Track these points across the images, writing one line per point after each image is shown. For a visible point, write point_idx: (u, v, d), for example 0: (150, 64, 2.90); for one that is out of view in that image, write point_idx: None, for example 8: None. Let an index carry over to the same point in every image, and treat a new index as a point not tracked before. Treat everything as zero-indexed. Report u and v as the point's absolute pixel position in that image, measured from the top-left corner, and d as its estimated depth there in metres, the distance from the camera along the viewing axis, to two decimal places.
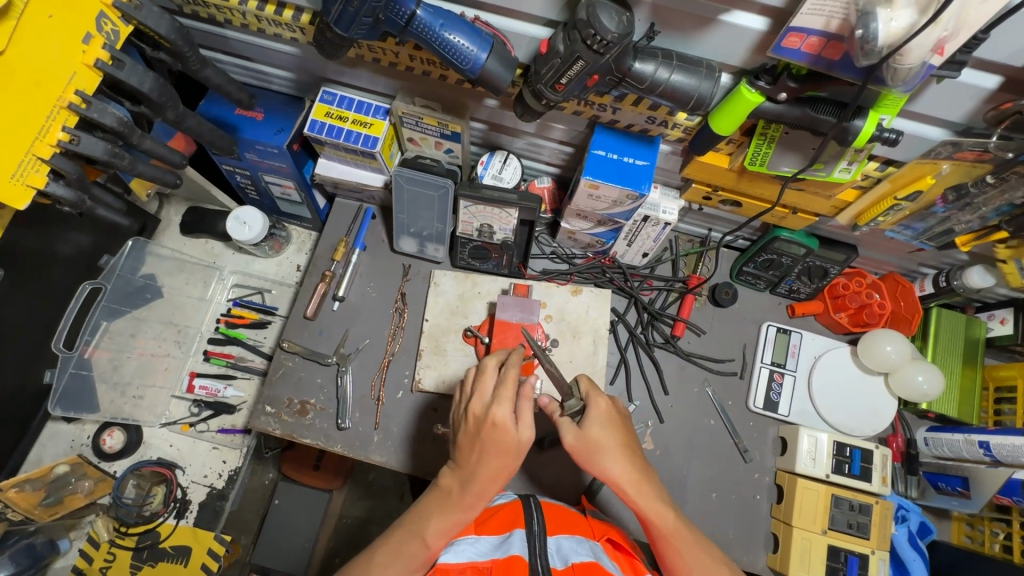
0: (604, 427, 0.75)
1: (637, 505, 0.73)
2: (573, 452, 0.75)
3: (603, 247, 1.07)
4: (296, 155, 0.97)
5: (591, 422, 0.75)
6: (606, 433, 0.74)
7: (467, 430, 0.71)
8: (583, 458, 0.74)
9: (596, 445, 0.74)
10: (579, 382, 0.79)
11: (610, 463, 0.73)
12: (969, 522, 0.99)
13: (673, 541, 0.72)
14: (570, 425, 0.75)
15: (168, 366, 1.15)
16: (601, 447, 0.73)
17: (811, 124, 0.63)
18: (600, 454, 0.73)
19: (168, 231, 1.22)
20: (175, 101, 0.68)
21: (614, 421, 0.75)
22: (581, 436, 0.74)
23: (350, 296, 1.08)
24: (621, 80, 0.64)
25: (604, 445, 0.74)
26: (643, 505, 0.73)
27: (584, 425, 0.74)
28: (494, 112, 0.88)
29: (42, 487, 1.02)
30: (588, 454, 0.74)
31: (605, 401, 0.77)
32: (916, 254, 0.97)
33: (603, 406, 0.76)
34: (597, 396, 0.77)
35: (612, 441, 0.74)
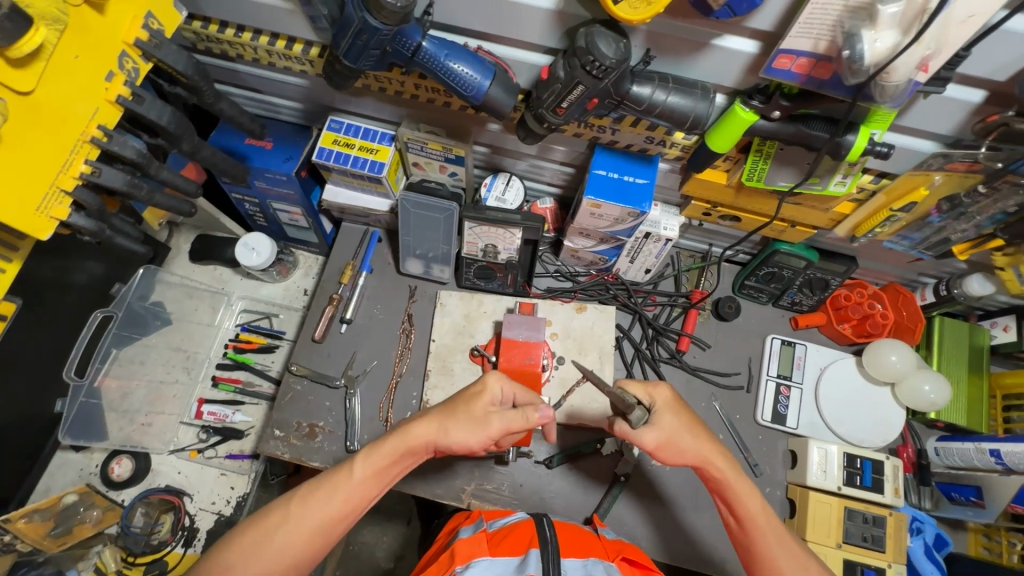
0: (677, 414, 0.73)
1: (725, 485, 0.72)
2: (657, 448, 0.72)
3: (606, 264, 1.09)
4: (304, 182, 1.00)
5: (663, 412, 0.73)
6: (677, 420, 0.73)
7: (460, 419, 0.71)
8: (663, 449, 0.72)
9: (671, 433, 0.72)
10: (630, 387, 0.76)
11: (691, 445, 0.72)
12: (986, 534, 0.97)
13: (765, 520, 0.70)
14: (643, 429, 0.72)
15: (177, 393, 1.16)
16: (678, 433, 0.72)
17: (804, 140, 0.65)
18: (675, 448, 0.72)
19: (177, 259, 1.24)
20: (191, 133, 0.71)
21: (681, 408, 0.74)
22: (659, 428, 0.72)
23: (358, 318, 1.10)
24: (619, 103, 0.67)
25: (682, 429, 0.72)
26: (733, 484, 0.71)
27: (655, 421, 0.72)
28: (497, 135, 0.91)
29: (50, 517, 1.00)
30: (670, 447, 0.72)
31: (667, 390, 0.75)
32: (915, 263, 0.98)
33: (668, 392, 0.75)
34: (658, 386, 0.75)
35: (684, 427, 0.72)
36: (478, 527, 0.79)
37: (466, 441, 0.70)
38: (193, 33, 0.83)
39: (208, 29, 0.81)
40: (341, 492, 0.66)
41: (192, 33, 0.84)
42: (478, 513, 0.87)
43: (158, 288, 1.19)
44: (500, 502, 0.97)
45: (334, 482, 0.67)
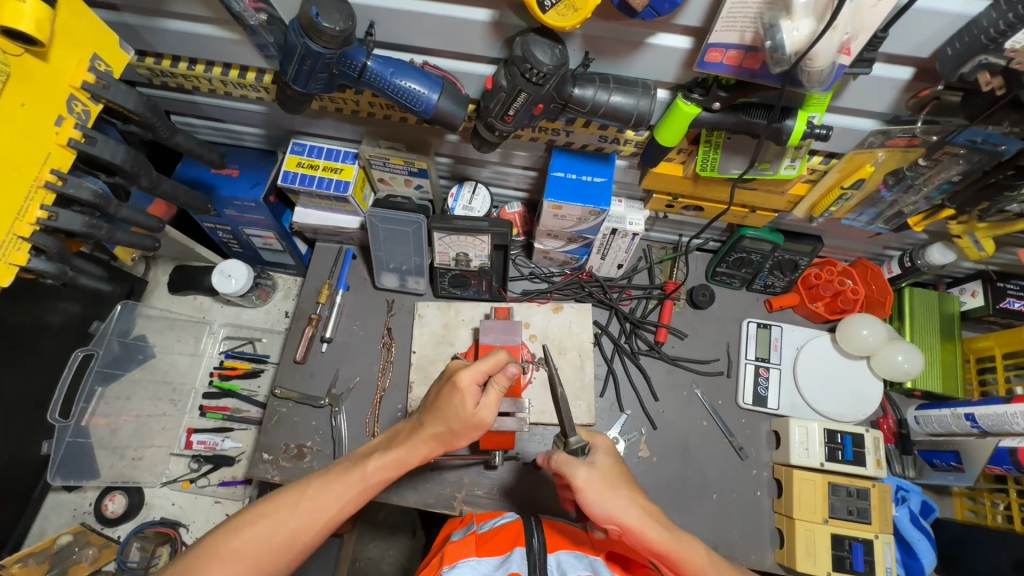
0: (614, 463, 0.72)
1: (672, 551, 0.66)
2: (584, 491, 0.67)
3: (578, 263, 1.11)
4: (273, 207, 1.01)
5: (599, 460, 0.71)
6: (609, 466, 0.70)
7: (439, 406, 0.70)
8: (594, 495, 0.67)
9: (605, 471, 0.70)
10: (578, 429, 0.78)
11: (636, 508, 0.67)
12: (970, 496, 0.99)
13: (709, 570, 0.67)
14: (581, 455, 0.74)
15: (165, 425, 1.17)
16: (614, 481, 0.68)
17: (746, 128, 0.67)
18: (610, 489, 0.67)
19: (156, 292, 1.25)
20: (148, 169, 0.72)
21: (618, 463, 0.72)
22: (596, 470, 0.69)
23: (338, 337, 1.10)
24: (564, 107, 0.68)
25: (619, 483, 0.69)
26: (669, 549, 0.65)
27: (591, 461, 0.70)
28: (457, 146, 0.92)
29: (45, 559, 1.01)
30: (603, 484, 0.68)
31: (605, 441, 0.76)
32: (878, 238, 1.00)
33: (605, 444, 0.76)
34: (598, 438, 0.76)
35: (616, 475, 0.70)
36: (468, 530, 0.81)
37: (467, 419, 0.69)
38: (147, 69, 0.84)
39: (161, 64, 0.82)
40: (355, 478, 0.68)
41: (146, 69, 0.85)
42: (470, 517, 0.89)
43: (139, 321, 1.18)
44: (492, 506, 0.98)
45: (346, 480, 0.68)
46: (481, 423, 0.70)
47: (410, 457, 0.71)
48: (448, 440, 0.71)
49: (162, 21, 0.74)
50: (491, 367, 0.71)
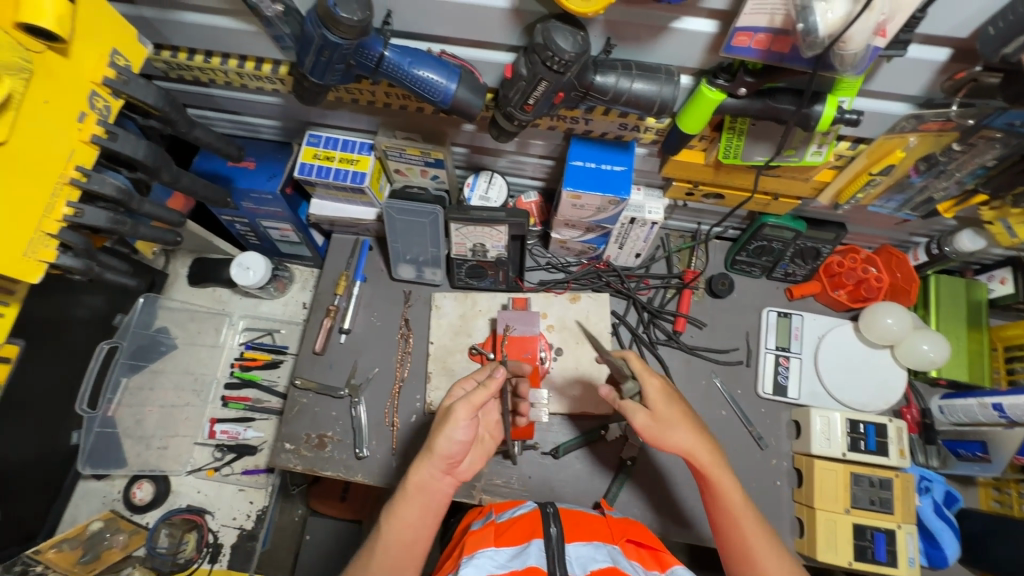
0: (670, 403, 0.75)
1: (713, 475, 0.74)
2: (647, 433, 0.75)
3: (596, 252, 1.10)
4: (291, 199, 1.01)
5: (656, 402, 0.75)
6: (669, 409, 0.75)
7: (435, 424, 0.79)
8: (653, 435, 0.75)
9: (664, 419, 0.74)
10: (630, 360, 0.78)
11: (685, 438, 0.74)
12: (996, 487, 0.97)
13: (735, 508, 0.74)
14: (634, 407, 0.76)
15: (189, 415, 1.19)
16: (671, 421, 0.74)
17: (773, 114, 0.65)
18: (671, 429, 0.74)
19: (176, 284, 1.26)
20: (169, 163, 0.72)
21: (672, 396, 0.76)
22: (653, 415, 0.75)
23: (356, 328, 1.11)
24: (585, 95, 0.67)
25: (674, 421, 0.74)
26: (710, 468, 0.74)
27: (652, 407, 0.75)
28: (473, 136, 0.91)
29: (79, 545, 1.04)
30: (659, 431, 0.74)
31: (659, 379, 0.76)
32: (905, 224, 0.98)
33: (658, 381, 0.76)
34: (650, 376, 0.76)
35: (678, 415, 0.75)
36: (487, 519, 0.81)
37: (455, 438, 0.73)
38: (164, 62, 0.84)
39: (177, 57, 0.82)
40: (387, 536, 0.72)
41: (163, 63, 0.85)
42: (489, 505, 0.89)
43: (161, 313, 1.19)
44: (512, 495, 0.98)
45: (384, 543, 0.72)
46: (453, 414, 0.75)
47: (411, 481, 0.74)
48: (429, 446, 0.75)
49: (178, 14, 0.74)
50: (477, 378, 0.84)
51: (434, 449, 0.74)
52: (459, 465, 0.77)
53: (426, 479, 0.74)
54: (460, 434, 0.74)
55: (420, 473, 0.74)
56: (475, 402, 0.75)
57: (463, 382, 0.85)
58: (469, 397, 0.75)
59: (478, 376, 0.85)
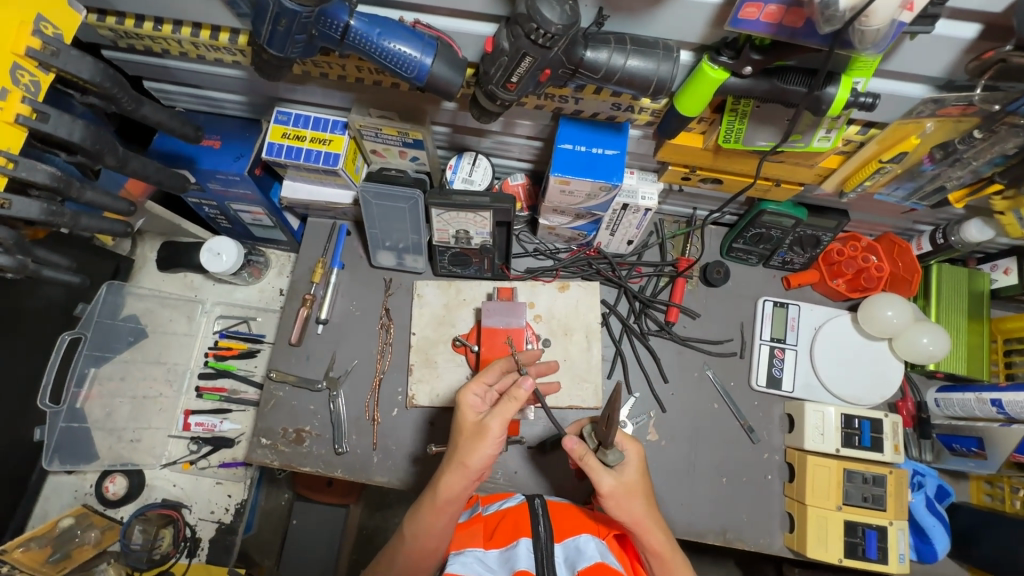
0: (642, 476, 0.70)
1: (660, 552, 0.69)
2: (609, 499, 0.67)
3: (586, 239, 1.04)
4: (260, 181, 0.94)
5: (629, 470, 0.69)
6: (641, 481, 0.69)
7: (455, 433, 0.72)
8: (616, 504, 0.68)
9: (631, 488, 0.68)
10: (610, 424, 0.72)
11: (639, 508, 0.69)
12: (988, 480, 0.95)
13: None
14: (608, 471, 0.68)
15: (161, 406, 1.14)
16: (638, 493, 0.69)
17: (780, 96, 0.59)
18: (635, 502, 0.68)
19: (144, 270, 1.19)
20: (114, 146, 0.65)
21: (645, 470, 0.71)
22: (622, 480, 0.68)
23: (334, 317, 1.06)
24: (574, 72, 0.60)
25: (639, 494, 0.69)
26: (664, 550, 0.69)
27: (623, 471, 0.69)
28: (455, 114, 0.84)
29: (48, 543, 1.00)
30: (624, 499, 0.68)
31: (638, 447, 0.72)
32: (910, 212, 0.93)
33: (637, 451, 0.71)
34: (631, 444, 0.72)
35: (645, 491, 0.70)
36: (474, 512, 0.79)
37: (486, 456, 0.68)
38: (109, 30, 0.75)
39: (123, 25, 0.73)
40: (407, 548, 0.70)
41: (108, 31, 0.76)
42: (477, 496, 0.87)
43: (129, 299, 1.13)
44: (497, 490, 0.95)
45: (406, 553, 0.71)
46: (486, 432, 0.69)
47: (439, 495, 0.69)
48: (460, 461, 0.68)
49: None
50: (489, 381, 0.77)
51: (467, 467, 0.68)
52: (485, 474, 0.72)
53: (455, 494, 0.69)
54: (492, 452, 0.69)
55: (451, 487, 0.69)
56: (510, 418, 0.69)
57: (472, 386, 0.75)
58: (504, 411, 0.69)
59: (490, 378, 0.77)
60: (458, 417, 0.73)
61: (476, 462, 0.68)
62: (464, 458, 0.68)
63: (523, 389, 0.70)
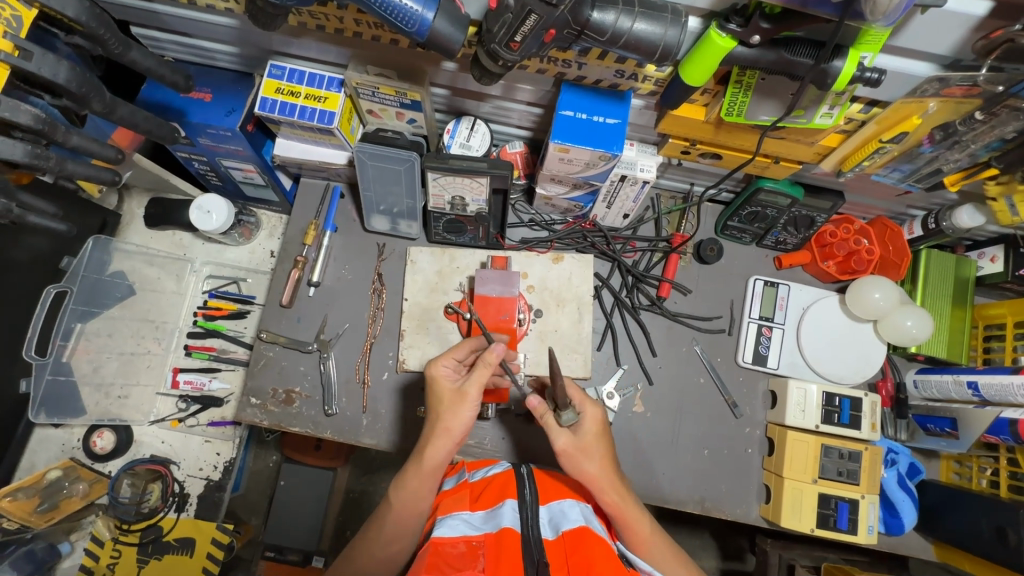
0: (599, 437, 0.73)
1: (616, 512, 0.71)
2: (562, 456, 0.72)
3: (582, 211, 1.04)
4: (252, 137, 0.91)
5: (586, 431, 0.73)
6: (600, 442, 0.73)
7: (432, 405, 0.76)
8: (566, 461, 0.72)
9: (585, 448, 0.72)
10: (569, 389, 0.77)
11: (592, 468, 0.71)
12: (958, 460, 0.99)
13: (650, 543, 0.71)
14: (563, 429, 0.73)
15: (150, 363, 1.14)
16: (593, 451, 0.72)
17: (787, 68, 0.59)
18: (589, 460, 0.71)
19: (133, 226, 1.17)
20: (100, 90, 0.63)
21: (605, 434, 0.74)
22: (575, 439, 0.72)
23: (326, 281, 1.05)
24: (579, 34, 0.59)
25: (594, 452, 0.72)
26: (616, 507, 0.71)
27: (576, 430, 0.73)
28: (455, 76, 0.83)
29: (35, 494, 1.01)
30: (574, 457, 0.71)
31: (599, 411, 0.75)
32: (905, 196, 0.93)
33: (595, 415, 0.75)
34: (591, 407, 0.76)
35: (601, 453, 0.72)
36: (459, 481, 0.79)
37: (463, 420, 0.73)
38: None
39: None
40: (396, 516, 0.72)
41: None
42: (462, 464, 0.88)
43: (117, 256, 1.11)
44: (483, 455, 0.97)
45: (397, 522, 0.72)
46: (465, 396, 0.74)
47: (425, 463, 0.72)
48: (444, 427, 0.73)
49: None
50: (459, 353, 0.81)
51: (451, 431, 0.73)
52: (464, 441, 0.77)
53: (438, 458, 0.73)
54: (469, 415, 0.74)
55: (437, 456, 0.73)
56: (486, 382, 0.74)
57: (443, 359, 0.79)
58: (477, 376, 0.74)
59: (460, 353, 0.81)
60: (434, 389, 0.77)
61: (457, 424, 0.73)
62: (445, 422, 0.73)
63: (496, 354, 0.75)
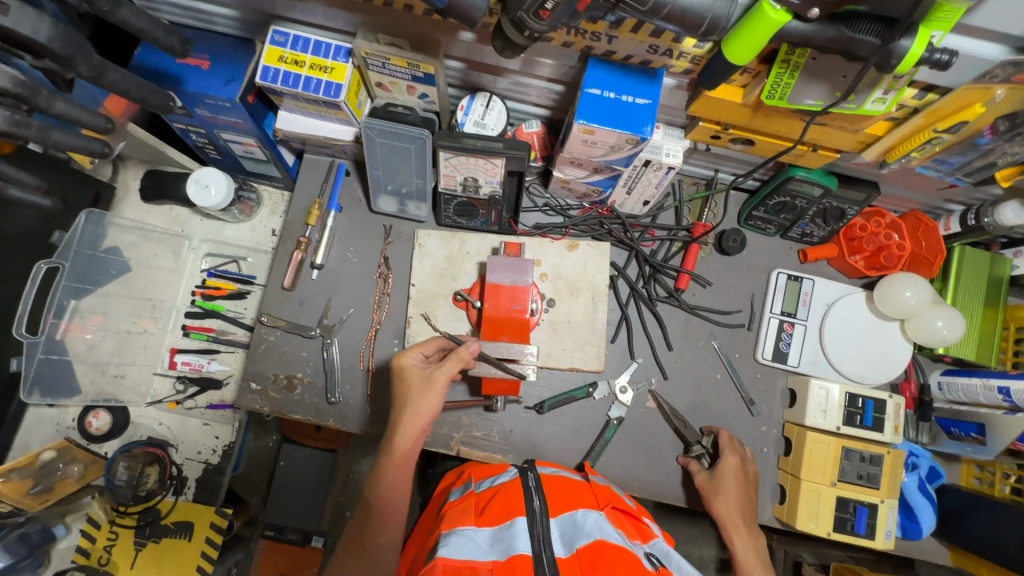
0: (734, 481, 0.87)
1: (738, 552, 0.83)
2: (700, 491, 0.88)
3: (600, 196, 0.98)
4: (253, 109, 0.86)
5: (721, 472, 0.87)
6: (733, 482, 0.86)
7: (400, 392, 0.83)
8: (707, 495, 0.87)
9: (719, 487, 0.86)
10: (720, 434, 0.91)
11: (724, 508, 0.85)
12: (979, 465, 0.96)
13: None
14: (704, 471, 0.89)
15: (147, 343, 1.09)
16: (723, 491, 0.86)
17: (845, 46, 0.53)
18: (719, 495, 0.86)
19: (127, 199, 1.12)
20: (87, 52, 0.57)
21: (739, 476, 0.87)
22: (711, 477, 0.87)
23: (329, 263, 1.00)
24: (617, 3, 0.53)
25: (723, 490, 0.86)
26: (741, 549, 0.83)
27: (713, 471, 0.88)
28: (472, 47, 0.76)
29: (29, 475, 0.98)
30: (709, 493, 0.86)
31: (736, 458, 0.88)
32: (945, 189, 0.88)
33: (733, 462, 0.87)
34: (731, 452, 0.89)
35: (730, 488, 0.86)
36: (465, 490, 0.74)
37: (429, 408, 0.81)
38: None
39: None
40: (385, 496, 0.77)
41: None
42: (468, 472, 0.82)
43: (111, 230, 1.07)
44: (490, 448, 0.94)
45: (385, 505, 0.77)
46: (433, 383, 0.81)
47: (399, 446, 0.79)
48: (413, 411, 0.80)
49: None
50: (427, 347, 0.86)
51: (420, 414, 0.80)
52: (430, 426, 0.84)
53: (411, 443, 0.80)
54: (434, 403, 0.81)
55: (406, 441, 0.80)
56: (452, 373, 0.82)
57: (410, 351, 0.85)
58: (446, 367, 0.81)
59: (427, 348, 0.86)
60: (399, 378, 0.83)
61: (425, 410, 0.80)
62: (417, 408, 0.80)
63: (468, 351, 0.81)
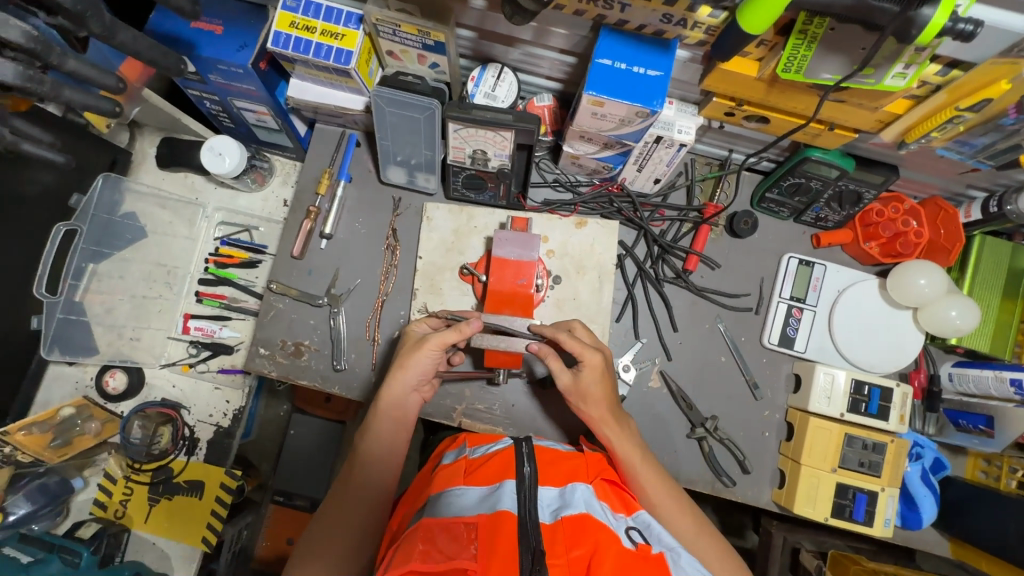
0: (599, 383, 0.80)
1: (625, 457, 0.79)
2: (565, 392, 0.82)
3: (610, 173, 0.97)
4: (265, 76, 0.86)
5: (585, 374, 0.80)
6: (598, 387, 0.80)
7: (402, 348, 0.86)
8: (580, 400, 0.81)
9: (583, 391, 0.80)
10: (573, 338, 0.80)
11: (597, 410, 0.80)
12: (986, 458, 0.94)
13: (654, 495, 0.76)
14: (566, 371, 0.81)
15: (162, 308, 1.13)
16: (593, 399, 0.80)
17: (863, 16, 0.51)
18: (585, 403, 0.81)
19: (144, 166, 1.14)
20: (100, 9, 0.58)
21: (605, 379, 0.81)
22: (570, 380, 0.80)
23: (338, 233, 1.01)
24: None
25: (592, 394, 0.80)
26: (627, 455, 0.79)
27: (577, 372, 0.81)
28: (483, 15, 0.76)
29: (49, 429, 1.01)
30: (578, 395, 0.81)
31: (600, 358, 0.80)
32: (968, 174, 0.85)
33: (594, 361, 0.80)
34: (591, 353, 0.80)
35: (597, 396, 0.80)
36: (459, 454, 0.75)
37: (423, 365, 0.82)
38: None
39: None
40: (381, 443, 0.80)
41: None
42: (464, 437, 0.83)
43: (128, 196, 1.08)
44: (491, 421, 0.95)
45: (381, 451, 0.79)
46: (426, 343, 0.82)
47: (388, 398, 0.81)
48: (401, 364, 0.82)
49: None
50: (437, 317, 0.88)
51: (406, 368, 0.81)
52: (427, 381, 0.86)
53: (399, 396, 0.82)
54: (428, 362, 0.82)
55: (394, 392, 0.82)
56: (447, 341, 0.81)
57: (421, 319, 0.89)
58: (441, 334, 0.81)
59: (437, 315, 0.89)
60: (405, 341, 0.86)
61: (414, 366, 0.82)
62: (406, 361, 0.82)
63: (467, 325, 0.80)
